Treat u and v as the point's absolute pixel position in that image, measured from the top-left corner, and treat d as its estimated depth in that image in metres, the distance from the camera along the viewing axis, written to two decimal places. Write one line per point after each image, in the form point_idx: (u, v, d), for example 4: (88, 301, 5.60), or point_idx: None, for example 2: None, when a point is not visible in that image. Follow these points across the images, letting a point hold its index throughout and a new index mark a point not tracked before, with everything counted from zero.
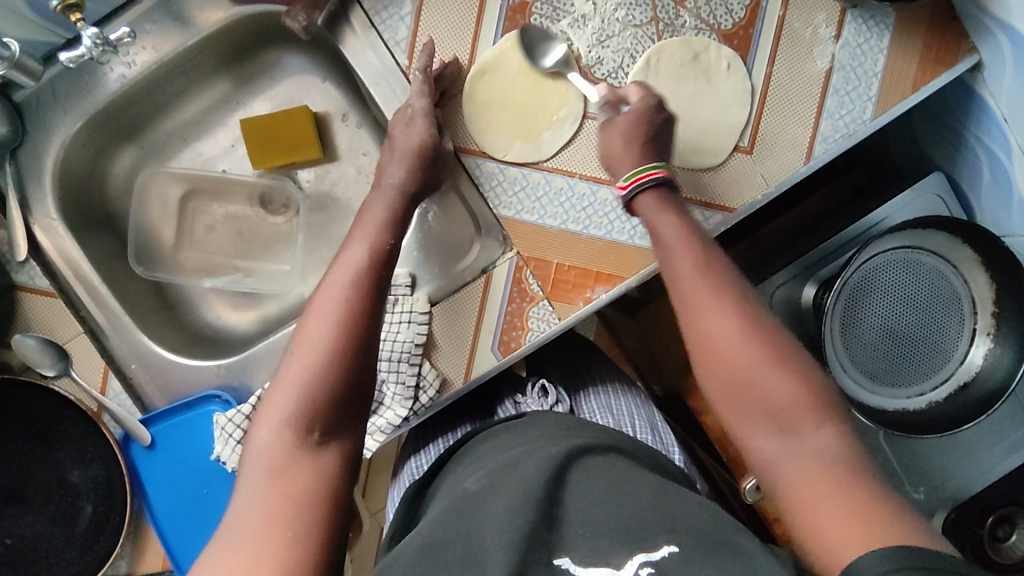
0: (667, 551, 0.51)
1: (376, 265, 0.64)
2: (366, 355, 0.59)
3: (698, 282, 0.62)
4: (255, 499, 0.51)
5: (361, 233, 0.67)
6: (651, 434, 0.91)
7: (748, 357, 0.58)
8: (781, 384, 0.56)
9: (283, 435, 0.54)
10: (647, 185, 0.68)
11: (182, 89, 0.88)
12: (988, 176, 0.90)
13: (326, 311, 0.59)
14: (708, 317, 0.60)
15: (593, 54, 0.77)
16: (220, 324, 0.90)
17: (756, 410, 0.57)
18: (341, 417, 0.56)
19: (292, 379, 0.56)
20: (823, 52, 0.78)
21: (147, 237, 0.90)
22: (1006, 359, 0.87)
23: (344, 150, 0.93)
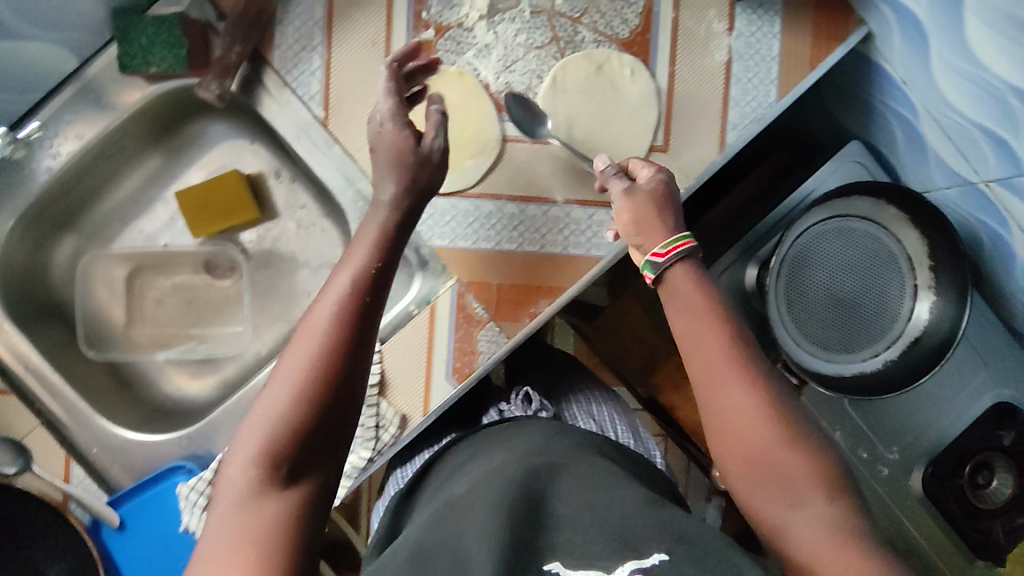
0: (657, 559, 0.49)
1: (358, 292, 0.58)
2: (343, 388, 0.55)
3: (722, 349, 0.60)
4: (218, 538, 0.49)
5: (343, 255, 0.61)
6: (633, 438, 0.93)
7: (763, 430, 0.56)
8: (791, 459, 0.55)
9: (251, 472, 0.51)
10: (677, 258, 0.64)
11: (112, 171, 0.89)
12: (903, 138, 0.94)
13: (304, 340, 0.55)
14: (725, 384, 0.58)
15: (501, 80, 0.81)
16: (180, 395, 0.90)
17: (764, 475, 0.55)
18: (310, 453, 0.53)
19: (264, 414, 0.53)
20: (719, 45, 0.81)
21: (97, 321, 0.90)
22: (950, 309, 0.89)
23: (282, 207, 0.94)
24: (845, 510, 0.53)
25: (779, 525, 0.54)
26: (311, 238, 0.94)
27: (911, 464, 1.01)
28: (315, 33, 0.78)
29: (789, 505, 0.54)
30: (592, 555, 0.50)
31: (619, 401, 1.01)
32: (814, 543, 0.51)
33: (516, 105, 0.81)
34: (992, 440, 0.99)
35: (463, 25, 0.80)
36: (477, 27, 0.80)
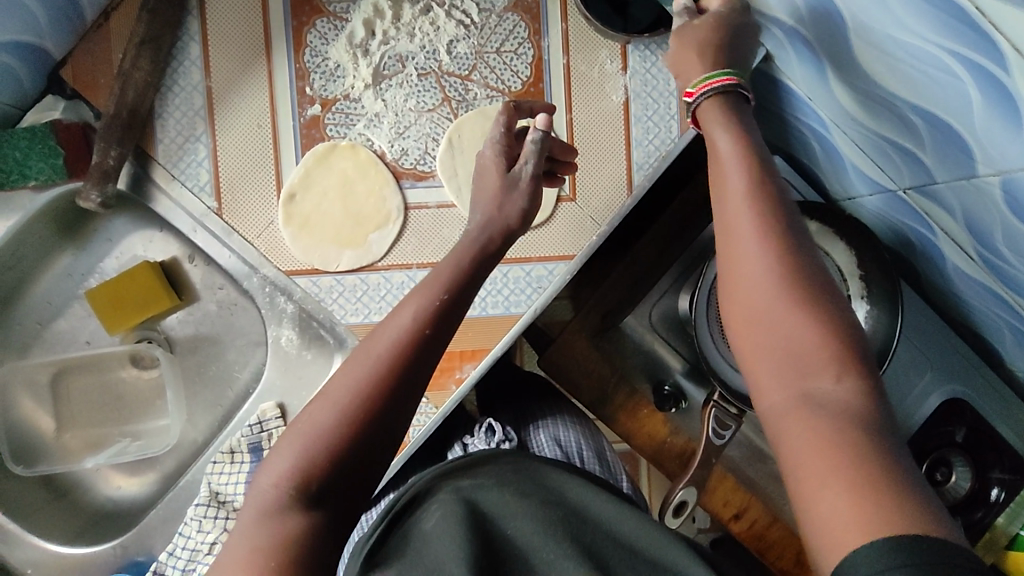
0: None
1: (418, 324, 0.53)
2: (386, 412, 0.50)
3: (753, 235, 0.50)
4: (237, 544, 0.46)
5: (419, 284, 0.58)
6: (601, 466, 0.89)
7: (777, 307, 0.48)
8: (827, 380, 0.45)
9: (283, 484, 0.47)
10: (710, 92, 0.60)
11: (20, 277, 0.87)
12: (819, 148, 0.93)
13: (370, 350, 0.53)
14: (750, 269, 0.50)
15: (396, 147, 0.79)
16: (120, 495, 0.89)
17: (788, 370, 0.47)
18: (341, 478, 0.48)
19: (315, 424, 0.49)
20: (615, 86, 0.80)
21: (25, 432, 0.87)
22: (884, 318, 0.88)
23: (201, 289, 0.92)
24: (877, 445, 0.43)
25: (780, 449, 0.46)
26: (234, 318, 0.92)
27: None
28: (197, 122, 0.77)
29: (809, 416, 0.45)
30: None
31: (587, 425, 0.98)
32: (817, 466, 0.42)
33: (414, 170, 0.79)
34: (947, 437, 0.99)
35: (349, 96, 0.78)
36: (364, 96, 0.78)
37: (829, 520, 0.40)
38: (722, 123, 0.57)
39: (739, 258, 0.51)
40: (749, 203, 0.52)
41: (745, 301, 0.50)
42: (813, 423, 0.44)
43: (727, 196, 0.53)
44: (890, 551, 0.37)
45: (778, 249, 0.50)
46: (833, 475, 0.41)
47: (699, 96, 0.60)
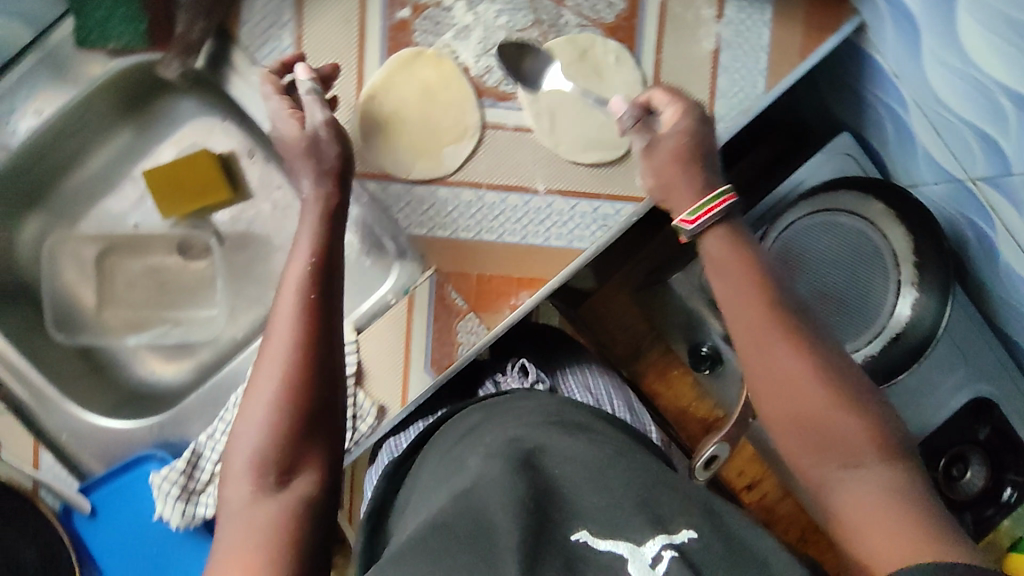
0: (687, 535, 0.52)
1: (303, 291, 0.61)
2: (309, 386, 0.58)
3: (766, 317, 0.62)
4: (225, 553, 0.52)
5: (286, 280, 0.63)
6: (629, 413, 0.91)
7: (816, 391, 0.59)
8: (850, 422, 0.58)
9: (242, 487, 0.55)
10: (715, 217, 0.65)
11: (78, 147, 0.86)
12: (892, 131, 0.90)
13: (261, 351, 0.59)
14: (776, 351, 0.61)
15: (481, 64, 0.78)
16: (154, 379, 0.89)
17: (813, 433, 0.59)
18: (295, 454, 0.57)
19: (244, 428, 0.57)
20: (707, 32, 0.78)
21: (67, 302, 0.88)
22: (932, 306, 0.87)
23: (257, 187, 0.91)
24: (903, 480, 0.56)
25: (824, 480, 0.58)
26: (287, 221, 0.92)
27: None
28: (284, 8, 0.75)
29: (849, 468, 0.58)
30: (621, 529, 0.53)
31: (616, 377, 1.00)
32: (875, 525, 0.53)
33: (496, 90, 0.78)
34: (969, 435, 1.01)
35: (441, 4, 0.77)
36: (456, 7, 0.77)
37: (886, 546, 0.52)
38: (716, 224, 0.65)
39: (765, 344, 0.61)
40: (749, 293, 0.63)
41: (772, 369, 0.61)
42: (868, 483, 0.56)
43: (733, 282, 0.64)
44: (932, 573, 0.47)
45: (786, 330, 0.61)
46: (899, 522, 0.53)
47: (700, 225, 0.65)
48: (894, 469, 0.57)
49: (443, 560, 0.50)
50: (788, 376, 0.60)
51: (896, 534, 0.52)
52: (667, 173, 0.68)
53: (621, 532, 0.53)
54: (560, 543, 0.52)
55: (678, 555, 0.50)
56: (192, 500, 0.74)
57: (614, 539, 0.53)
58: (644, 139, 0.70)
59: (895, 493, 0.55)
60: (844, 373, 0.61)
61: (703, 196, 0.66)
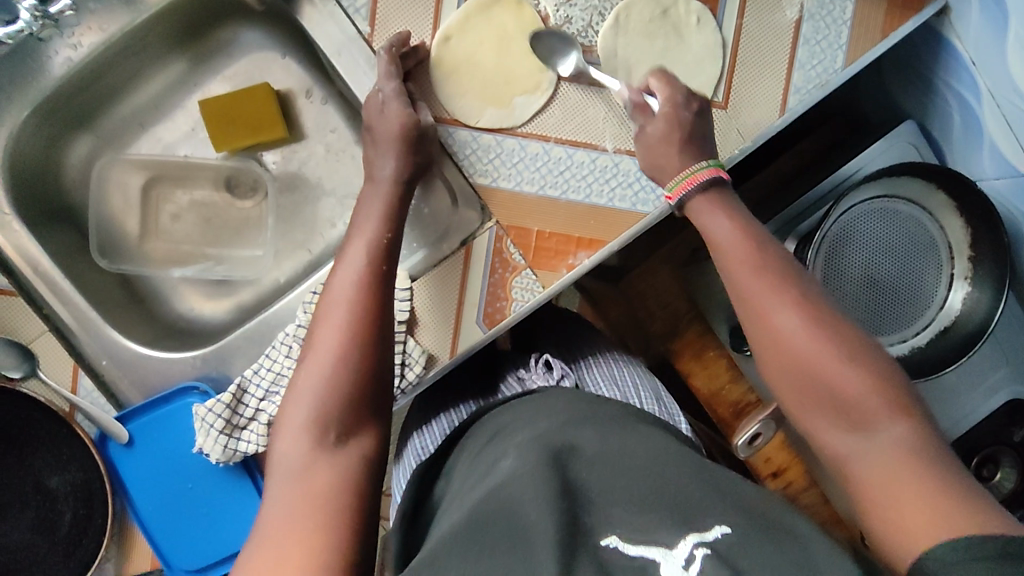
0: (720, 532, 0.48)
1: (380, 260, 0.66)
2: (375, 352, 0.61)
3: (752, 275, 0.61)
4: (282, 504, 0.52)
5: (348, 253, 0.66)
6: (658, 405, 0.85)
7: (815, 359, 0.57)
8: (847, 375, 0.55)
9: (302, 440, 0.56)
10: (693, 190, 0.67)
11: (134, 71, 0.84)
12: (959, 122, 0.88)
13: (331, 313, 0.62)
14: (778, 319, 0.59)
15: (560, 14, 0.76)
16: (194, 315, 0.88)
17: (831, 412, 0.56)
18: (354, 416, 0.59)
19: (304, 384, 0.59)
20: (791, 1, 0.77)
21: (111, 229, 0.86)
22: (985, 301, 0.87)
23: (311, 129, 0.90)
24: (920, 439, 0.53)
25: (844, 455, 0.55)
26: (339, 165, 0.90)
27: None
28: None
29: (860, 438, 0.55)
30: (650, 530, 0.49)
31: (643, 367, 0.94)
32: (903, 499, 0.50)
33: (573, 42, 0.77)
34: (1003, 435, 0.97)
35: None
36: None
37: (895, 520, 0.50)
38: (710, 204, 0.66)
39: (750, 304, 0.61)
40: (747, 266, 0.62)
41: (760, 327, 0.60)
42: (893, 460, 0.52)
43: (731, 256, 0.63)
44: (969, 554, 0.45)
45: (794, 302, 0.59)
46: (929, 500, 0.49)
47: (678, 200, 0.68)
48: (929, 442, 0.53)
49: (487, 556, 0.49)
50: (795, 356, 0.57)
51: (911, 503, 0.50)
52: (656, 154, 0.71)
53: (653, 537, 0.49)
54: (590, 551, 0.49)
55: (711, 553, 0.46)
56: (235, 435, 0.74)
57: (646, 544, 0.48)
58: (638, 122, 0.73)
59: (918, 460, 0.52)
60: (836, 325, 0.58)
61: (682, 171, 0.69)
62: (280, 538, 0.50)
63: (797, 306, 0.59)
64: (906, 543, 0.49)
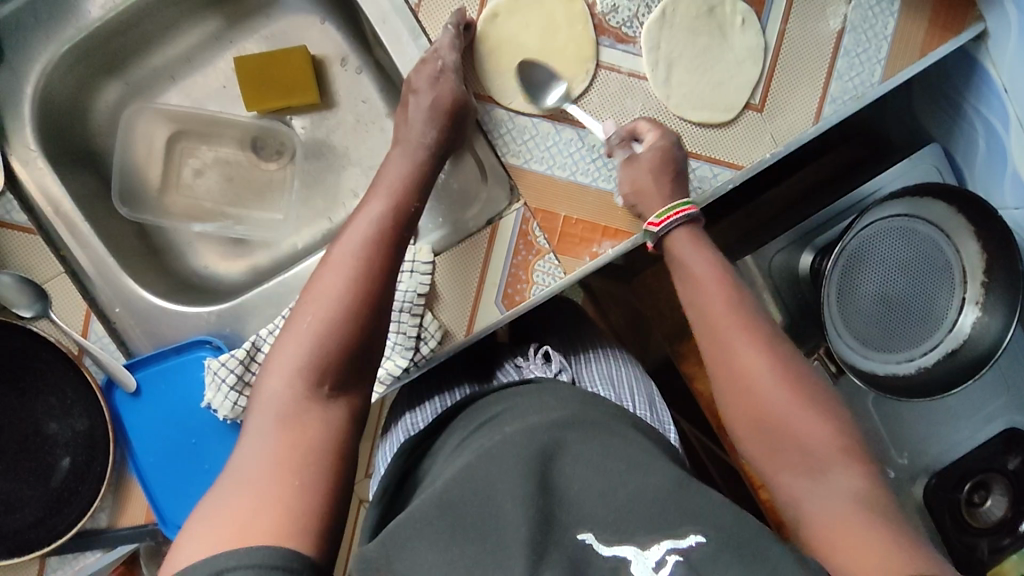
0: (694, 540, 0.47)
1: (395, 222, 0.64)
2: (379, 312, 0.59)
3: (725, 313, 0.64)
4: (263, 453, 0.50)
5: (361, 209, 0.65)
6: (651, 413, 0.82)
7: (774, 389, 0.60)
8: (804, 419, 0.58)
9: (294, 386, 0.53)
10: (682, 220, 0.69)
11: (171, 22, 0.84)
12: (984, 148, 0.89)
13: (341, 264, 0.59)
14: (739, 345, 0.62)
15: (608, 1, 0.77)
16: (208, 273, 0.87)
17: (790, 451, 0.58)
18: (350, 371, 0.56)
19: (305, 329, 0.56)
20: (835, 12, 0.77)
21: (133, 178, 0.85)
22: (994, 327, 0.88)
23: (343, 97, 0.89)
24: (870, 485, 0.55)
25: (794, 491, 0.57)
26: (367, 136, 0.89)
27: (917, 473, 0.96)
28: None
29: (813, 475, 0.56)
30: (626, 531, 0.49)
31: (640, 368, 0.91)
32: (848, 535, 0.51)
33: (618, 31, 0.77)
34: (996, 462, 0.96)
35: None
36: None
37: (849, 551, 0.50)
38: (683, 239, 0.69)
39: (720, 346, 0.63)
40: (720, 295, 0.65)
41: (725, 361, 0.62)
42: (847, 503, 0.53)
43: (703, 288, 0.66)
44: None
45: (754, 332, 0.63)
46: (878, 539, 0.50)
47: (666, 226, 0.69)
48: (881, 488, 0.55)
49: (453, 547, 0.48)
50: (752, 385, 0.60)
51: (862, 542, 0.50)
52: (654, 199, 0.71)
53: (628, 536, 0.48)
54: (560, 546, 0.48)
55: (682, 562, 0.46)
56: (245, 392, 0.73)
57: (620, 543, 0.48)
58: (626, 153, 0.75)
59: (865, 500, 0.54)
60: (801, 374, 0.61)
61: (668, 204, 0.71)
62: (253, 490, 0.47)
63: (763, 349, 0.62)
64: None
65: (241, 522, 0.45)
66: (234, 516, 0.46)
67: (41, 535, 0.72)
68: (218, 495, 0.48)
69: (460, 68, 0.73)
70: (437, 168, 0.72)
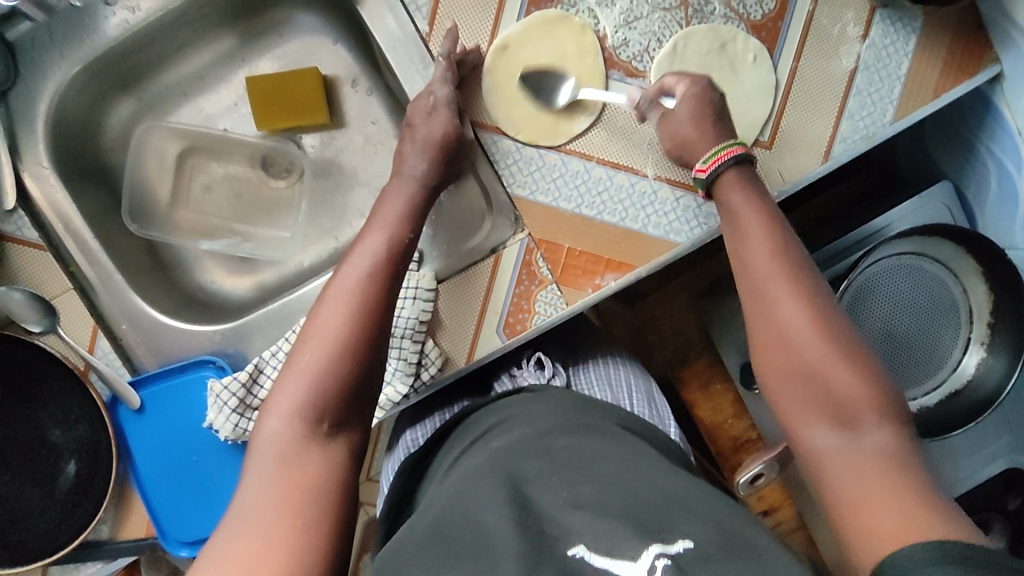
0: (684, 546, 0.44)
1: (394, 255, 0.64)
2: (377, 346, 0.59)
3: (770, 260, 0.60)
4: (265, 493, 0.50)
5: (359, 243, 0.65)
6: (648, 406, 0.83)
7: (820, 345, 0.56)
8: (843, 370, 0.54)
9: (293, 425, 0.54)
10: (726, 164, 0.67)
11: (185, 40, 0.85)
12: (995, 188, 0.88)
13: (339, 299, 0.60)
14: (783, 293, 0.58)
15: (619, 35, 0.77)
16: (215, 288, 0.88)
17: (825, 406, 0.55)
18: (348, 408, 0.57)
19: (303, 367, 0.56)
20: (849, 51, 0.77)
21: (143, 194, 0.86)
22: (998, 369, 0.87)
23: (353, 117, 0.90)
24: (904, 446, 0.52)
25: (823, 444, 0.54)
26: (375, 156, 0.90)
27: None
28: None
29: (844, 431, 0.53)
30: (616, 544, 0.44)
31: (638, 368, 0.91)
32: (874, 494, 0.49)
33: (628, 65, 0.77)
34: (996, 502, 0.96)
35: None
36: None
37: (874, 513, 0.48)
38: (733, 182, 0.66)
39: (759, 291, 0.60)
40: (766, 242, 0.62)
41: (765, 310, 0.59)
42: (873, 465, 0.51)
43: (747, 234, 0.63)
44: (934, 555, 0.43)
45: (799, 282, 0.59)
46: (902, 500, 0.48)
47: (713, 171, 0.67)
48: (914, 452, 0.52)
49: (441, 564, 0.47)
50: (793, 330, 0.57)
51: (886, 503, 0.48)
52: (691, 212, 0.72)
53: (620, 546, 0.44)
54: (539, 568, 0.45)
55: (671, 565, 0.42)
56: (247, 415, 0.74)
57: (611, 556, 0.44)
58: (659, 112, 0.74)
59: (897, 463, 0.51)
60: (843, 326, 0.57)
61: (712, 149, 0.69)
62: (256, 533, 0.47)
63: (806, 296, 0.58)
64: (879, 542, 0.47)
65: (247, 567, 0.46)
66: (240, 562, 0.46)
67: (45, 546, 0.73)
68: (220, 539, 0.48)
69: (453, 102, 0.73)
70: (430, 199, 0.72)
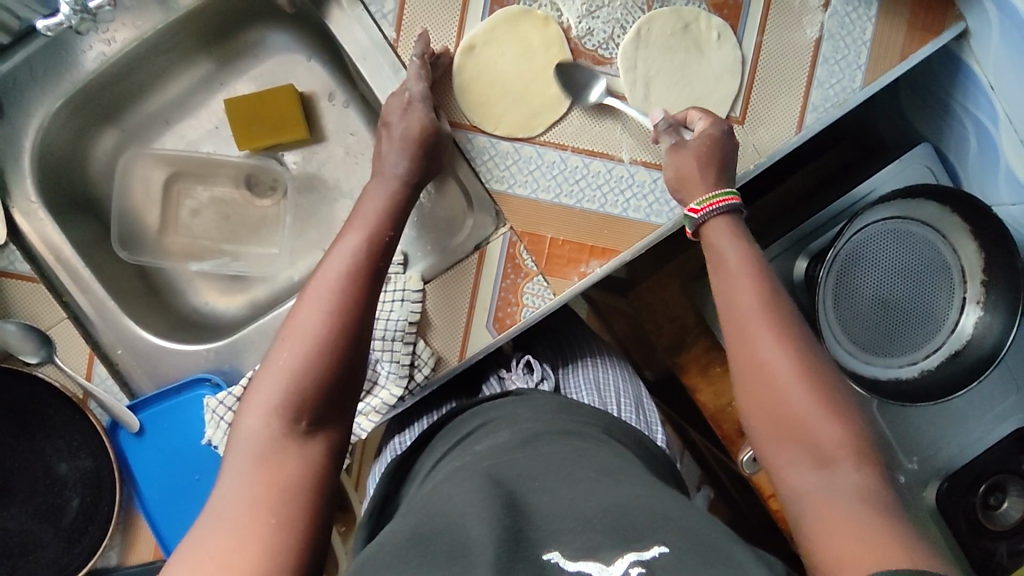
0: (658, 551, 0.45)
1: (373, 255, 0.65)
2: (356, 346, 0.60)
3: (759, 312, 0.61)
4: (240, 491, 0.51)
5: (333, 244, 0.66)
6: (636, 414, 0.83)
7: (800, 391, 0.56)
8: (819, 414, 0.55)
9: (271, 423, 0.55)
10: (718, 211, 0.67)
11: (164, 68, 0.87)
12: (975, 146, 0.88)
13: (317, 299, 0.61)
14: (770, 344, 0.59)
15: (583, 25, 0.78)
16: (208, 309, 0.89)
17: (803, 449, 0.55)
18: (327, 406, 0.57)
19: (281, 367, 0.57)
20: (812, 21, 0.77)
21: (133, 222, 0.88)
22: (996, 327, 0.86)
23: (331, 130, 0.91)
24: (879, 485, 0.52)
25: (805, 484, 0.54)
26: (356, 167, 0.91)
27: (927, 477, 0.94)
28: None
29: (820, 468, 0.54)
30: (591, 546, 0.46)
31: (629, 370, 0.91)
32: (845, 527, 0.49)
33: (594, 54, 0.78)
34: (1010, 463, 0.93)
35: None
36: None
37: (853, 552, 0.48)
38: (717, 230, 0.67)
39: (747, 337, 0.60)
40: (750, 291, 0.62)
41: (754, 359, 0.59)
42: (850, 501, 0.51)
43: (733, 286, 0.63)
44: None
45: (789, 336, 0.59)
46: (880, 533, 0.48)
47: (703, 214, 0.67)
48: (888, 487, 0.53)
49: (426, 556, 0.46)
50: (781, 377, 0.57)
51: (861, 535, 0.48)
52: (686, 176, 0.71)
53: (594, 550, 0.46)
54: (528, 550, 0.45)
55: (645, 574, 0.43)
56: None
57: (585, 559, 0.45)
58: (674, 138, 0.74)
59: (864, 497, 0.51)
60: (827, 380, 0.57)
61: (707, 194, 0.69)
62: (227, 534, 0.48)
63: (793, 348, 0.59)
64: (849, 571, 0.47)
65: (221, 563, 0.46)
66: (214, 559, 0.47)
67: None
68: (192, 538, 0.48)
69: (428, 98, 0.75)
70: (410, 197, 0.73)
